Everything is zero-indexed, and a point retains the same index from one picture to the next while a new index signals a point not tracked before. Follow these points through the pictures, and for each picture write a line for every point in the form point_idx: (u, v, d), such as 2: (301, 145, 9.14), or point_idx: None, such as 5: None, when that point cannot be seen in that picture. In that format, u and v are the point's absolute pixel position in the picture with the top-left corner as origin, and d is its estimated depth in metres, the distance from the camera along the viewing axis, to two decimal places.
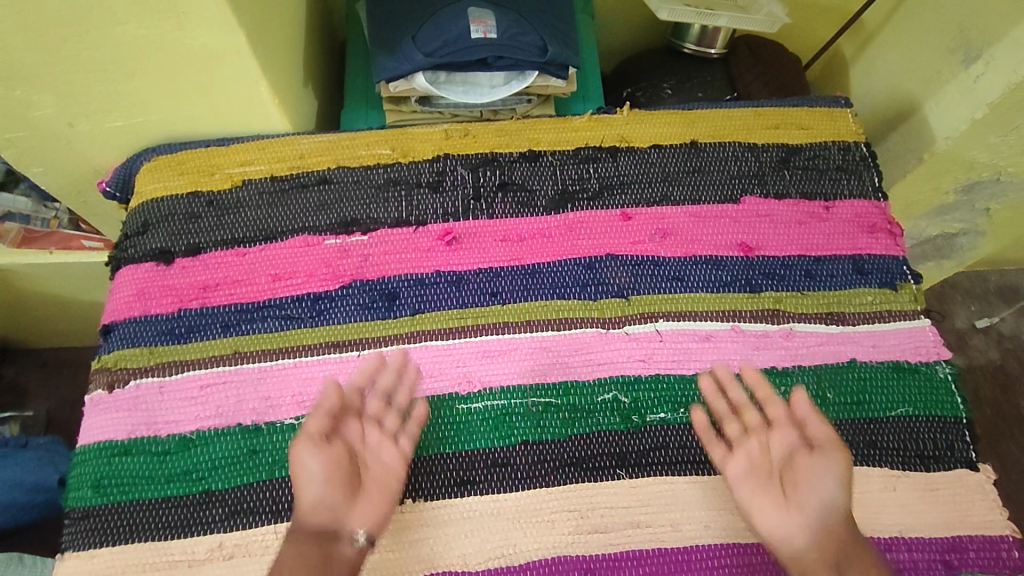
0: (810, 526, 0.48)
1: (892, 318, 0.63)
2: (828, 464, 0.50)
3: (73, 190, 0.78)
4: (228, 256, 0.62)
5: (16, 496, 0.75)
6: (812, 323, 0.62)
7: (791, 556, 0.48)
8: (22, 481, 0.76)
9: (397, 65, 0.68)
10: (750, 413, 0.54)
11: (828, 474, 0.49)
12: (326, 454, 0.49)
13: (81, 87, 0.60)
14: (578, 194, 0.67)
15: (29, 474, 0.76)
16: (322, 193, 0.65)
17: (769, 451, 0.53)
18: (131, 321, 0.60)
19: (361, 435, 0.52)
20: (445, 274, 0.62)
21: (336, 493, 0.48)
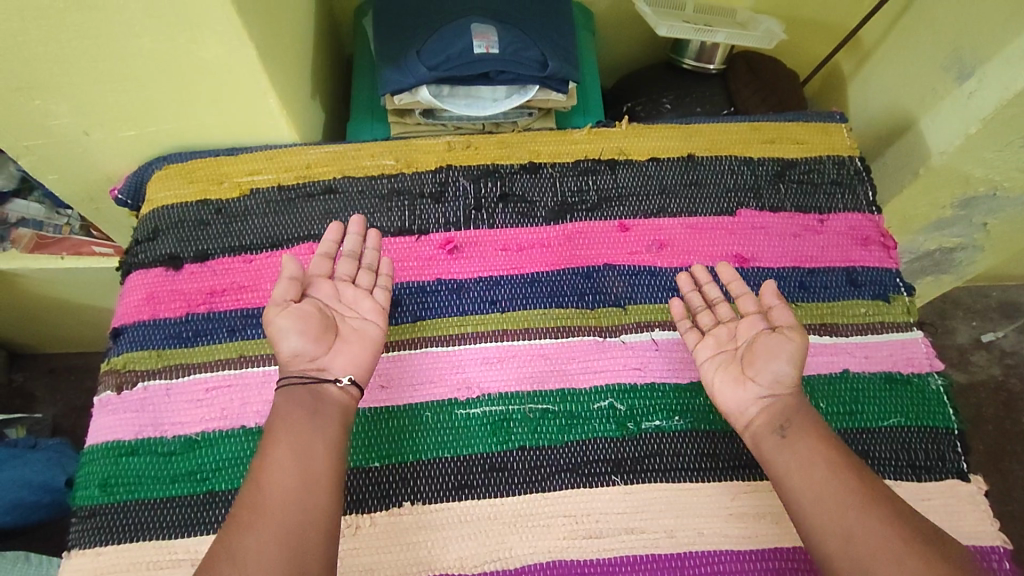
0: (763, 396, 0.53)
1: (884, 329, 0.64)
2: (785, 335, 0.54)
3: (86, 198, 0.80)
4: (235, 262, 0.64)
5: (22, 495, 0.76)
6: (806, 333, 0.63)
7: (747, 424, 0.53)
8: (29, 481, 0.77)
9: (402, 78, 0.70)
10: (725, 307, 0.60)
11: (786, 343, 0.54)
12: (297, 315, 0.52)
13: (98, 98, 0.63)
14: (576, 206, 0.68)
15: (40, 475, 0.77)
16: (327, 202, 0.67)
17: (738, 335, 0.57)
18: (139, 325, 0.61)
19: (336, 294, 0.57)
20: (446, 282, 0.63)
21: (313, 344, 0.52)
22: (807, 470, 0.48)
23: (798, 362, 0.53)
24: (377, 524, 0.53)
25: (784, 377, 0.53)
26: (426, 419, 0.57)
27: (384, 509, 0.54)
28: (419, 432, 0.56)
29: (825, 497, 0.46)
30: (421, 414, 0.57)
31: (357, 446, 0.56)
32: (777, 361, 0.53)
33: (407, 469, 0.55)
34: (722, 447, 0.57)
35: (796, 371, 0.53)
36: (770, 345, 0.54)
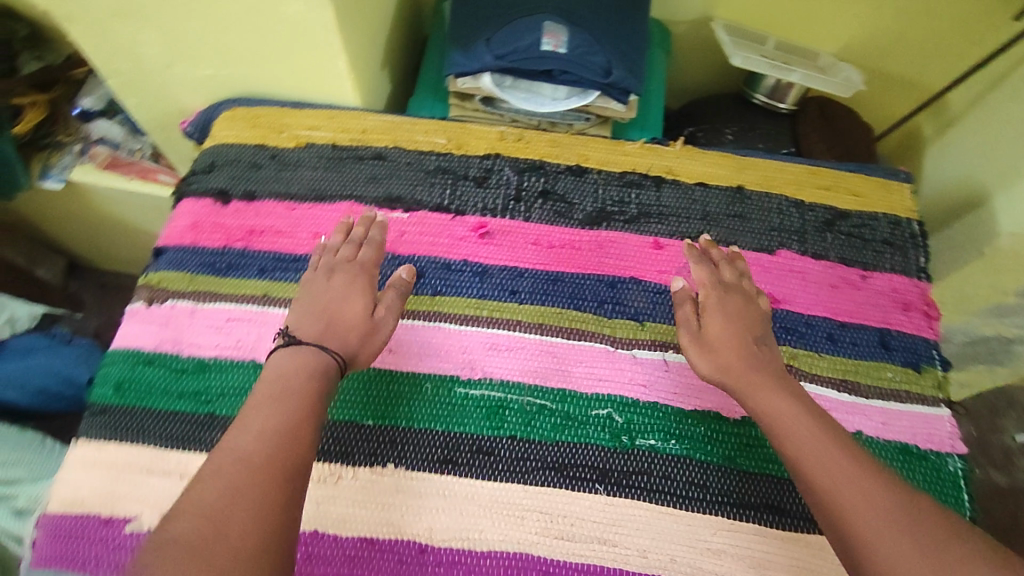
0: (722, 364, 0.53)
1: (910, 399, 0.61)
2: (730, 311, 0.56)
3: (161, 126, 0.86)
4: (278, 208, 0.68)
5: (49, 384, 0.81)
6: (822, 386, 0.61)
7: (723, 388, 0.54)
8: (54, 371, 0.81)
9: (467, 63, 0.71)
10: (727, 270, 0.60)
11: (725, 320, 0.55)
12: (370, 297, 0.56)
13: (184, 34, 0.67)
14: (615, 215, 0.68)
15: (69, 370, 0.82)
16: (375, 167, 0.70)
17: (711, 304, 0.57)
18: (180, 249, 0.65)
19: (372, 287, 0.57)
20: (471, 264, 0.65)
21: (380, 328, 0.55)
22: (823, 477, 0.45)
23: (750, 338, 0.55)
24: (357, 479, 0.54)
25: (734, 363, 0.53)
26: (425, 390, 0.58)
27: (367, 467, 0.55)
28: (416, 400, 0.57)
29: (842, 511, 0.43)
30: (421, 385, 0.58)
31: (355, 401, 0.57)
32: (745, 333, 0.55)
33: (396, 433, 0.56)
34: (713, 480, 0.55)
35: (763, 350, 0.54)
36: (722, 335, 0.54)
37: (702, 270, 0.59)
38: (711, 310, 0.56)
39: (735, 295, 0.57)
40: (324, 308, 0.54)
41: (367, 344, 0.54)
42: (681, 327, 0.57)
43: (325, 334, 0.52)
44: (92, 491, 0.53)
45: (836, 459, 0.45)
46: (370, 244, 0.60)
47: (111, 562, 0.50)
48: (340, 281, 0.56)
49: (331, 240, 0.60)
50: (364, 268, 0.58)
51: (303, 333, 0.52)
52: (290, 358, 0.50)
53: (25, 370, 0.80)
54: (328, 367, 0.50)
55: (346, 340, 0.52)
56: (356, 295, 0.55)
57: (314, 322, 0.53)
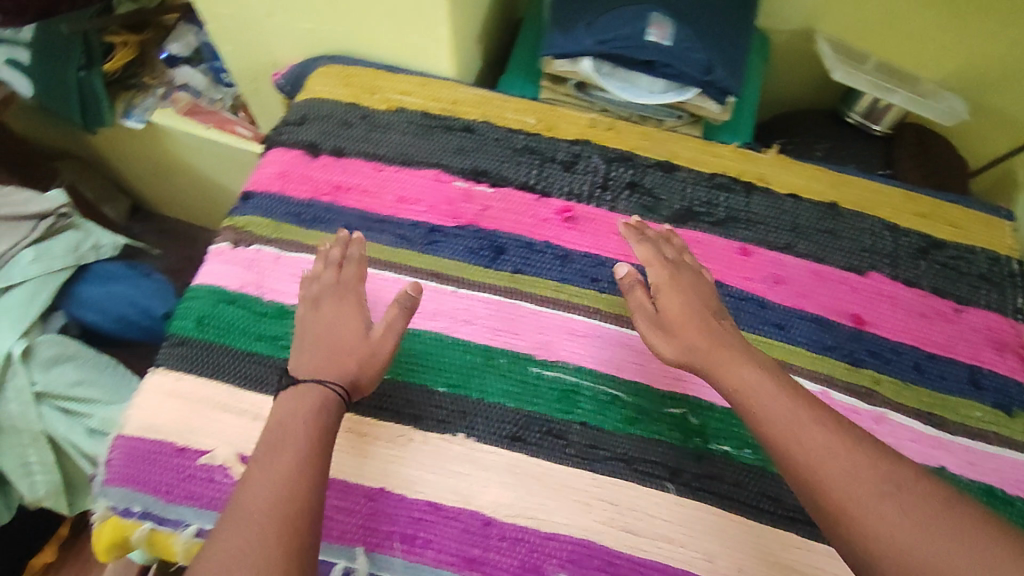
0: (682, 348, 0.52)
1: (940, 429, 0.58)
2: (683, 289, 0.55)
3: (252, 77, 0.87)
4: (365, 167, 0.67)
5: (127, 313, 0.70)
6: (814, 382, 0.59)
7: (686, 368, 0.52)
8: (135, 301, 0.70)
9: (568, 44, 0.68)
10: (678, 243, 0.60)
11: (680, 297, 0.54)
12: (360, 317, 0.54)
13: None
14: (702, 216, 0.66)
15: (145, 300, 0.70)
16: (463, 139, 0.69)
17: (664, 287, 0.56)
18: (268, 195, 0.66)
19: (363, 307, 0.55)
20: (553, 247, 0.64)
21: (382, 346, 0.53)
22: (826, 474, 0.41)
23: (707, 312, 0.53)
24: (426, 443, 0.54)
25: (697, 341, 0.51)
26: (498, 364, 0.58)
27: (437, 433, 0.54)
28: (489, 374, 0.57)
29: (851, 511, 0.39)
30: (495, 360, 0.58)
31: (429, 366, 0.57)
32: (696, 305, 0.54)
33: (467, 404, 0.56)
34: (788, 494, 0.54)
35: (724, 321, 0.53)
36: (677, 313, 0.53)
37: (645, 250, 0.58)
38: (664, 290, 0.55)
39: (684, 273, 0.56)
40: (317, 339, 0.53)
41: (367, 364, 0.52)
42: (637, 315, 0.56)
43: (322, 365, 0.51)
44: (167, 419, 0.54)
45: (840, 452, 0.42)
46: (352, 262, 0.58)
47: (186, 491, 0.51)
48: (330, 308, 0.54)
49: (315, 270, 0.59)
50: (349, 287, 0.56)
51: (299, 369, 0.51)
52: (290, 397, 0.49)
53: (105, 295, 0.69)
54: (326, 398, 0.49)
55: (346, 366, 0.51)
56: (347, 321, 0.54)
57: (308, 356, 0.52)
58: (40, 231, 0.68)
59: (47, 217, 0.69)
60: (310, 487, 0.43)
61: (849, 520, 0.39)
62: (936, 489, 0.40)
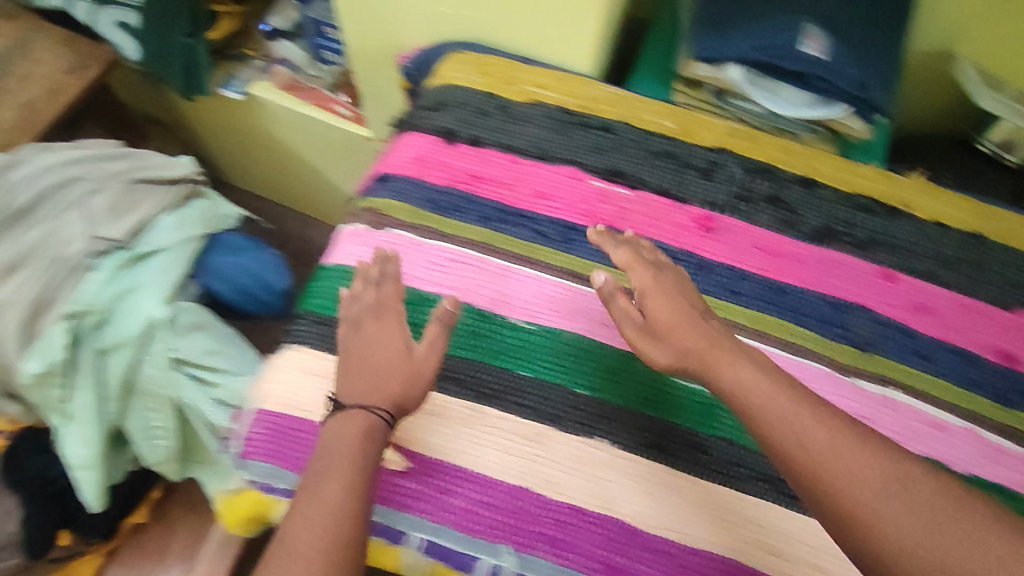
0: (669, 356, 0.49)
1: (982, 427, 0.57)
2: (669, 289, 0.51)
3: (370, 58, 0.86)
4: (502, 158, 0.67)
5: (251, 286, 0.70)
6: (865, 381, 0.58)
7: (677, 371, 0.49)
8: (259, 275, 0.70)
9: (722, 47, 0.65)
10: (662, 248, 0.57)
11: (668, 298, 0.50)
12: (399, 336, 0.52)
13: None
14: (843, 235, 0.64)
15: (269, 273, 0.70)
16: (600, 137, 0.68)
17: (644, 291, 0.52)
18: (405, 179, 0.66)
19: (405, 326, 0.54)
20: (693, 256, 0.63)
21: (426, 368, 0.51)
22: (838, 482, 0.40)
23: (692, 309, 0.50)
24: (568, 445, 0.54)
25: (688, 343, 0.48)
26: (640, 371, 0.57)
27: (579, 436, 0.55)
28: (632, 380, 0.57)
29: (865, 519, 0.39)
30: (636, 363, 0.57)
31: (570, 367, 0.57)
32: (675, 301, 0.50)
33: (610, 409, 0.56)
34: None
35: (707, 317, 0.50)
36: (664, 317, 0.49)
37: (626, 252, 0.54)
38: (649, 295, 0.51)
39: (667, 272, 0.53)
40: (356, 362, 0.51)
41: (411, 385, 0.50)
42: (624, 325, 0.52)
43: (365, 390, 0.50)
44: (309, 398, 0.55)
45: (847, 452, 0.41)
46: (389, 280, 0.56)
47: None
48: (367, 330, 0.53)
49: (353, 289, 0.56)
50: (389, 306, 0.54)
51: (343, 395, 0.50)
52: (335, 425, 0.48)
53: (233, 266, 0.69)
54: (369, 424, 0.48)
55: (390, 393, 0.49)
56: (386, 342, 0.52)
57: (350, 380, 0.51)
58: (180, 198, 0.69)
59: (186, 182, 0.70)
60: (356, 518, 0.43)
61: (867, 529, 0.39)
62: (944, 487, 0.40)
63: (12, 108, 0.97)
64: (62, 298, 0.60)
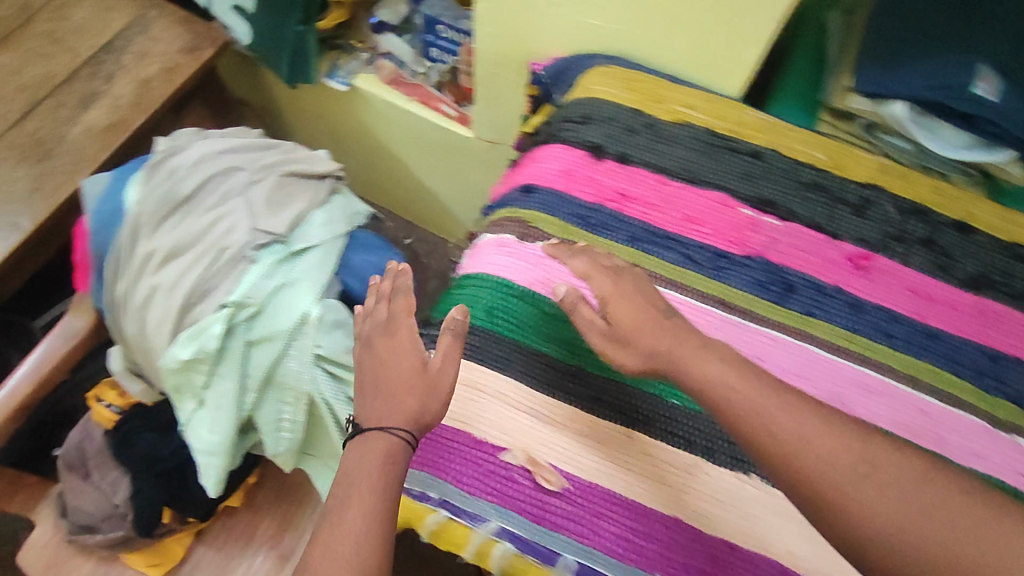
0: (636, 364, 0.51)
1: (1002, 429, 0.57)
2: (630, 292, 0.54)
3: (496, 61, 0.85)
4: (651, 179, 0.66)
5: None
6: None
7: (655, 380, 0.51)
8: None
9: (890, 82, 0.64)
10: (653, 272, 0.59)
11: (631, 302, 0.53)
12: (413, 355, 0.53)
13: None
14: (1000, 285, 0.63)
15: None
16: (749, 164, 0.68)
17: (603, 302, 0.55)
18: (552, 192, 0.65)
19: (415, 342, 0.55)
20: (845, 294, 0.62)
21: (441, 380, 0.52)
22: (810, 467, 0.43)
23: (656, 311, 0.53)
24: (722, 478, 0.53)
25: (653, 344, 0.50)
26: None
27: (732, 471, 0.54)
28: None
29: (836, 500, 0.42)
30: None
31: None
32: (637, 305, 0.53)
33: None
34: None
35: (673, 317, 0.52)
36: (632, 324, 0.52)
37: (581, 262, 0.57)
38: (612, 302, 0.54)
39: (627, 275, 0.56)
40: (375, 382, 0.53)
41: (429, 400, 0.51)
42: (591, 334, 0.54)
43: (386, 412, 0.51)
44: (459, 407, 0.56)
45: (818, 438, 0.44)
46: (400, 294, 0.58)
47: (488, 486, 0.53)
48: (382, 348, 0.54)
49: (368, 305, 0.60)
50: (399, 322, 0.56)
51: (366, 420, 0.51)
52: (356, 449, 0.50)
53: (367, 265, 0.70)
54: (390, 446, 0.49)
55: (407, 412, 0.50)
56: (400, 360, 0.53)
57: (371, 402, 0.52)
58: (330, 192, 0.71)
59: (329, 178, 0.72)
60: (386, 528, 0.46)
61: (839, 509, 0.42)
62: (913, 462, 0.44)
63: (130, 84, 1.00)
64: (221, 288, 0.61)
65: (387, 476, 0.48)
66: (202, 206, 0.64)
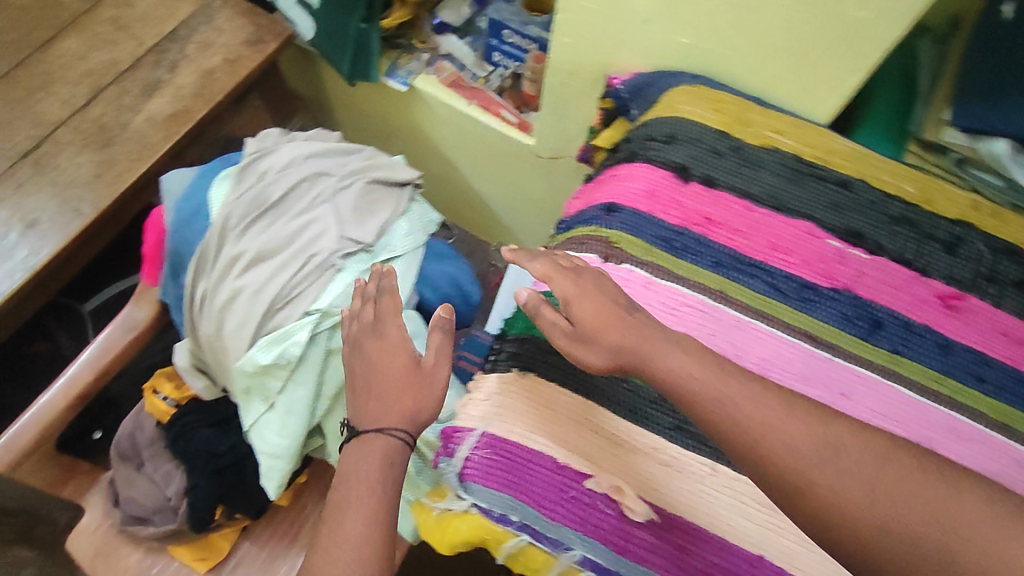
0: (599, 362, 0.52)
1: None
2: (597, 293, 0.54)
3: (568, 71, 0.84)
4: (737, 204, 0.65)
5: (451, 297, 0.72)
6: None
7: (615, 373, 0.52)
8: (461, 284, 0.72)
9: (990, 117, 0.63)
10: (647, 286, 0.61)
11: (594, 303, 0.53)
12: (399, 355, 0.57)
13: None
14: None
15: (467, 283, 0.73)
16: (838, 194, 0.66)
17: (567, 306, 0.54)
18: (636, 212, 0.64)
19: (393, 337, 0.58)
20: (934, 334, 0.61)
21: (434, 376, 0.56)
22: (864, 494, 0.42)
23: (618, 307, 0.53)
24: None
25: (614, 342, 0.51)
26: None
27: None
28: None
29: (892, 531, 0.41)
30: None
31: None
32: (596, 304, 0.53)
33: None
34: None
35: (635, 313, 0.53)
36: (594, 322, 0.52)
37: (543, 265, 0.56)
38: (575, 302, 0.53)
39: (587, 274, 0.56)
40: (369, 384, 0.56)
41: (423, 397, 0.55)
42: (555, 335, 0.54)
43: (379, 413, 0.54)
44: (541, 429, 0.56)
45: (779, 423, 0.45)
46: (386, 293, 0.61)
47: (573, 514, 0.53)
48: (372, 348, 0.57)
49: (354, 308, 0.62)
50: (383, 321, 0.59)
51: (361, 422, 0.55)
52: (354, 452, 0.53)
53: (439, 274, 0.71)
54: (389, 447, 0.53)
55: (403, 413, 0.54)
56: (393, 361, 0.56)
57: (364, 405, 0.55)
58: (409, 201, 0.72)
59: (409, 186, 0.73)
60: (383, 524, 0.50)
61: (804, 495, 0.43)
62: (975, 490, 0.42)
63: (193, 74, 1.00)
64: (307, 295, 0.62)
65: (384, 476, 0.51)
66: (290, 212, 0.66)
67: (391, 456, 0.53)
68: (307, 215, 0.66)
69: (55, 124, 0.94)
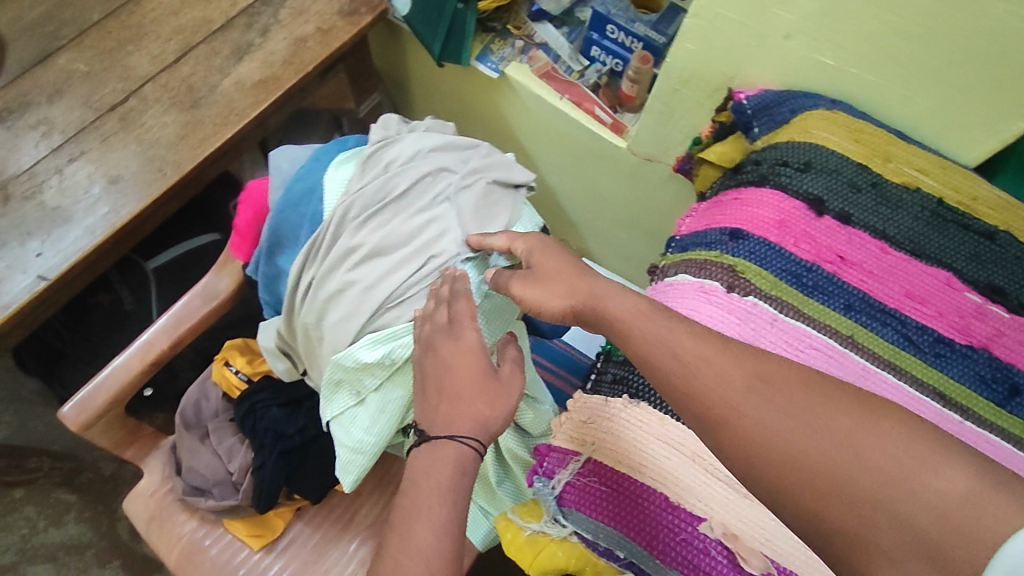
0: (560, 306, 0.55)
1: None
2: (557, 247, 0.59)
3: (683, 78, 0.79)
4: (873, 245, 0.61)
5: None
6: None
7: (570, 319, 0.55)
8: None
9: None
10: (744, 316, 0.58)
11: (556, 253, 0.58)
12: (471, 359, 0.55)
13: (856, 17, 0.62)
14: None
15: None
16: (980, 244, 0.61)
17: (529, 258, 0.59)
18: (765, 242, 0.61)
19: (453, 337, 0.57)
20: None
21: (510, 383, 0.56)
22: None
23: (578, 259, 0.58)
24: None
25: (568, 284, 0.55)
26: None
27: None
28: None
29: None
30: None
31: None
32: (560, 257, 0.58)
33: None
34: None
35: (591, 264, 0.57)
36: (550, 269, 0.57)
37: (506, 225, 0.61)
38: (536, 252, 0.59)
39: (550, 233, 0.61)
40: (439, 386, 0.55)
41: (498, 403, 0.54)
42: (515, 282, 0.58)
43: (453, 420, 0.53)
44: (653, 462, 0.54)
45: None
46: (462, 297, 0.59)
47: (682, 558, 0.51)
48: (447, 350, 0.55)
49: (425, 309, 0.60)
50: (455, 324, 0.57)
51: (430, 427, 0.53)
52: (426, 456, 0.51)
53: None
54: (461, 453, 0.51)
55: (475, 420, 0.53)
56: (469, 365, 0.55)
57: (435, 408, 0.54)
58: (520, 204, 0.69)
59: (524, 188, 0.71)
60: (455, 533, 0.48)
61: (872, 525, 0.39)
62: None
63: (284, 41, 0.97)
64: (419, 298, 0.62)
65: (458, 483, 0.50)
66: (410, 208, 0.65)
67: (462, 464, 0.51)
68: (423, 214, 0.65)
69: (143, 79, 0.92)
